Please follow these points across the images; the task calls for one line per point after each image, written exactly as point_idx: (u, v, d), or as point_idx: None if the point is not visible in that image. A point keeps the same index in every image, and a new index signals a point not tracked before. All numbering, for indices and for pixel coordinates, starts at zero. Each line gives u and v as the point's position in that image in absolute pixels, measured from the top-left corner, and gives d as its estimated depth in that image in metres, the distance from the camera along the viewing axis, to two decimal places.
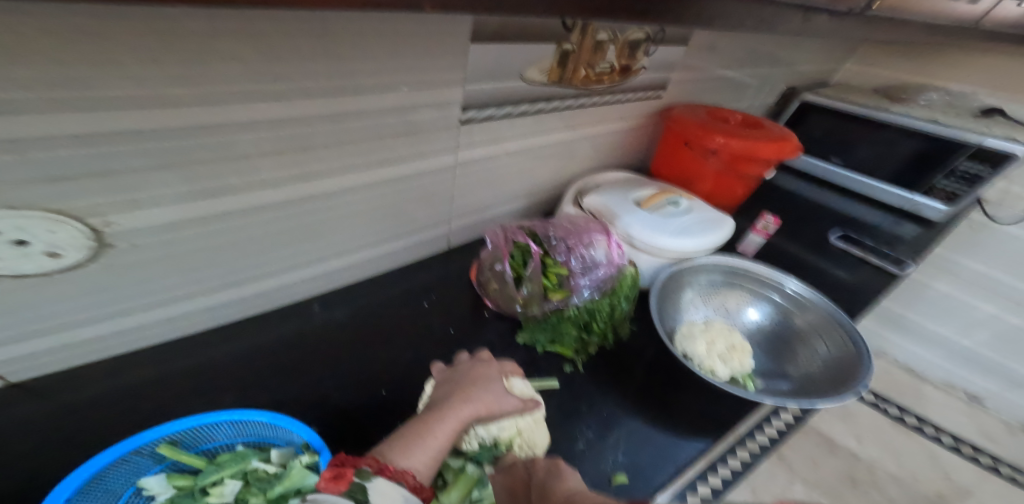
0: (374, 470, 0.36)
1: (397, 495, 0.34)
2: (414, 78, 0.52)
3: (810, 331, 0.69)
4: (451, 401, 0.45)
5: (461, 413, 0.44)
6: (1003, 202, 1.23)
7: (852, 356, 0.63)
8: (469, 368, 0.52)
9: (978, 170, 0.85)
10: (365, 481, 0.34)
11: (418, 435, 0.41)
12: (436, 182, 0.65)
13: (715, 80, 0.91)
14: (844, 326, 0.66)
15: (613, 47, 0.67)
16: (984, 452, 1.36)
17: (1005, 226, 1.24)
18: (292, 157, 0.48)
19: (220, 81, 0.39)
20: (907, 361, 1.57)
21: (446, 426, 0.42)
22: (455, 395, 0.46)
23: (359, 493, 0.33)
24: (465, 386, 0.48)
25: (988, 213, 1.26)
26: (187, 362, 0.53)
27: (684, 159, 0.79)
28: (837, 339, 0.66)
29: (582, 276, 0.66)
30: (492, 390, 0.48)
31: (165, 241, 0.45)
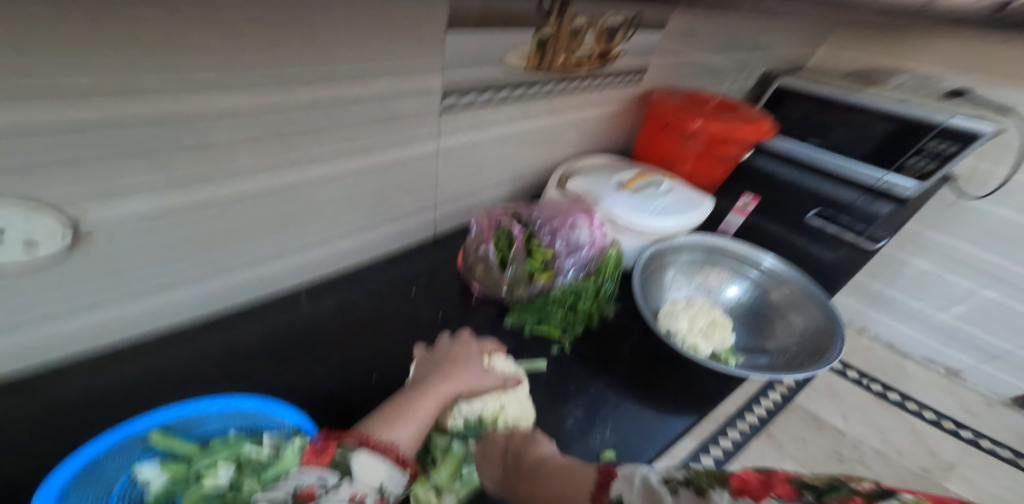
0: (359, 443, 0.37)
1: (381, 469, 0.36)
2: (392, 62, 0.52)
3: (786, 304, 0.71)
4: (432, 380, 0.47)
5: (441, 390, 0.46)
6: (973, 179, 1.27)
7: (826, 327, 0.65)
8: (447, 347, 0.53)
9: (945, 149, 0.87)
10: (348, 452, 0.35)
11: (400, 410, 0.42)
12: (418, 169, 0.65)
13: (694, 65, 0.92)
14: (818, 298, 0.68)
15: (591, 31, 0.67)
16: (965, 426, 1.40)
17: (974, 202, 1.28)
18: (270, 143, 0.48)
19: (194, 68, 0.39)
20: (890, 340, 1.61)
21: (427, 402, 0.44)
22: (435, 373, 0.48)
23: (344, 464, 0.34)
24: (444, 365, 0.49)
25: (958, 189, 1.30)
26: (173, 354, 0.54)
27: (663, 142, 0.80)
28: (812, 312, 0.68)
29: (567, 257, 0.67)
30: (472, 368, 0.50)
31: (145, 233, 0.46)
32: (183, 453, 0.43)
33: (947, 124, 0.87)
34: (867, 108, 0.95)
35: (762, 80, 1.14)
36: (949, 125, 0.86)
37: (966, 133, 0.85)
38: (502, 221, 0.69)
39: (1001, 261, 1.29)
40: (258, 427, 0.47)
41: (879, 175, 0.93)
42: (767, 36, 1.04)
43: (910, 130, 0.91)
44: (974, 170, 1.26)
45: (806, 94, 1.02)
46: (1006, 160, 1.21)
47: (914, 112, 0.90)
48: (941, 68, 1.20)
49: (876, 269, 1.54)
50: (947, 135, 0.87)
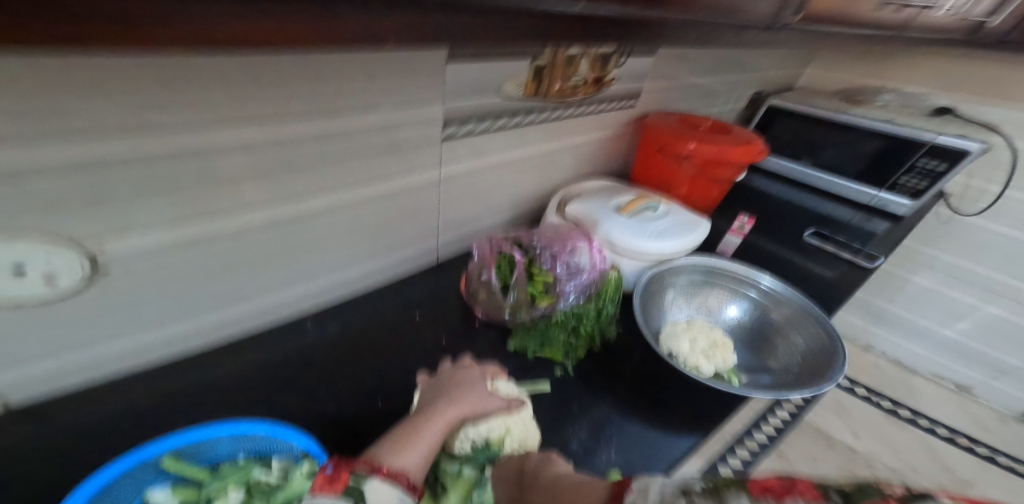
0: (369, 471, 0.37)
1: (390, 496, 0.36)
2: (393, 97, 0.54)
3: (786, 324, 0.72)
4: (438, 405, 0.47)
5: (447, 414, 0.46)
6: (966, 196, 1.28)
7: (826, 346, 0.65)
8: (453, 373, 0.53)
9: (935, 166, 0.89)
10: (360, 482, 0.36)
11: (409, 436, 0.42)
12: (420, 197, 0.67)
13: (686, 90, 0.95)
14: (816, 317, 0.69)
15: (583, 61, 0.70)
16: (980, 442, 1.37)
17: (969, 217, 1.29)
18: (277, 176, 0.50)
19: (207, 108, 0.42)
20: (896, 355, 1.59)
21: (434, 427, 0.44)
22: (442, 398, 0.48)
23: (356, 492, 0.35)
24: (451, 390, 0.49)
25: (952, 206, 1.31)
26: (184, 382, 0.55)
27: (660, 165, 0.82)
28: (813, 330, 0.68)
29: (567, 281, 0.68)
30: (477, 392, 0.50)
31: (159, 265, 0.47)
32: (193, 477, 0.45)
33: (937, 142, 0.88)
34: (857, 128, 0.95)
35: (753, 101, 1.16)
36: (938, 143, 0.87)
37: (955, 150, 0.86)
38: (505, 248, 0.70)
39: (1001, 275, 1.29)
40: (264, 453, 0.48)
41: (873, 193, 0.96)
42: (756, 59, 1.07)
43: (901, 149, 0.92)
44: (966, 188, 1.27)
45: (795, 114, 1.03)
46: (997, 178, 1.22)
47: (900, 131, 0.91)
48: (928, 87, 1.23)
49: (879, 285, 1.53)
50: (938, 154, 0.88)
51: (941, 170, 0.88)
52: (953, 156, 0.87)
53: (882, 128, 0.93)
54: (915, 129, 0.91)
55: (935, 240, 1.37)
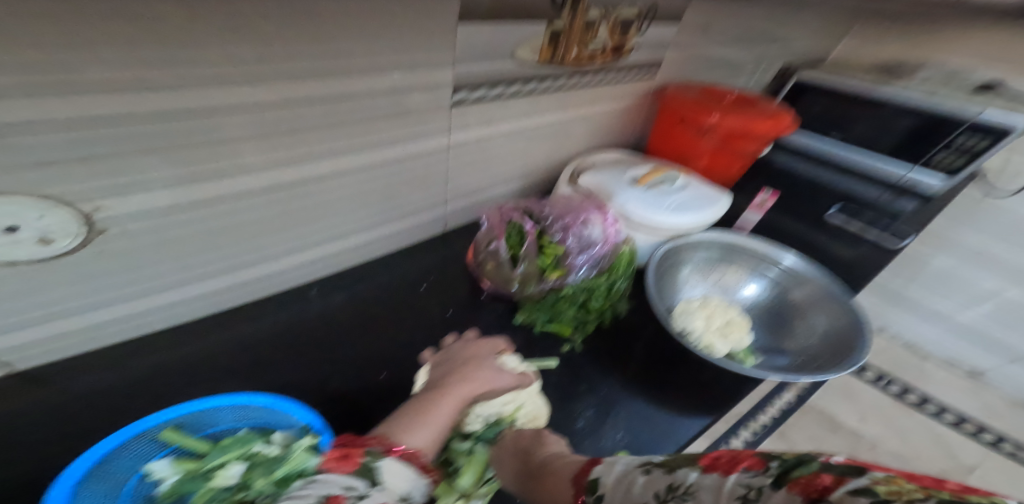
0: (383, 450, 0.36)
1: (406, 475, 0.35)
2: (405, 57, 0.51)
3: (805, 306, 0.69)
4: (449, 382, 0.46)
5: (461, 392, 0.45)
6: (1004, 172, 1.21)
7: (847, 330, 0.62)
8: (461, 349, 0.53)
9: (974, 144, 0.84)
10: (375, 460, 0.34)
11: (422, 412, 0.42)
12: (430, 165, 0.65)
13: (708, 59, 0.90)
14: (839, 301, 0.66)
15: (604, 25, 0.65)
16: (988, 429, 1.36)
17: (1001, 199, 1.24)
18: (280, 138, 0.48)
19: (205, 62, 0.39)
20: (907, 338, 1.57)
21: (446, 404, 0.44)
22: (452, 375, 0.47)
23: (370, 471, 0.33)
24: (461, 368, 0.48)
25: (987, 186, 1.26)
26: (190, 349, 0.54)
27: (678, 137, 0.78)
28: (835, 313, 0.65)
29: (578, 254, 0.65)
30: (489, 368, 0.49)
31: (156, 230, 0.46)
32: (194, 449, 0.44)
33: (977, 118, 0.83)
34: (891, 102, 0.91)
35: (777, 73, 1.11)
36: (977, 120, 0.83)
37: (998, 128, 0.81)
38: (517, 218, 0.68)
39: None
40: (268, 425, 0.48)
41: (904, 171, 0.93)
42: (785, 28, 1.01)
43: (939, 125, 0.87)
44: (1005, 164, 1.20)
45: (827, 88, 0.98)
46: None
47: (938, 106, 0.86)
48: (964, 62, 1.16)
49: (899, 265, 1.49)
50: (980, 131, 0.83)
51: (983, 149, 0.83)
52: (996, 135, 0.81)
53: (911, 102, 0.89)
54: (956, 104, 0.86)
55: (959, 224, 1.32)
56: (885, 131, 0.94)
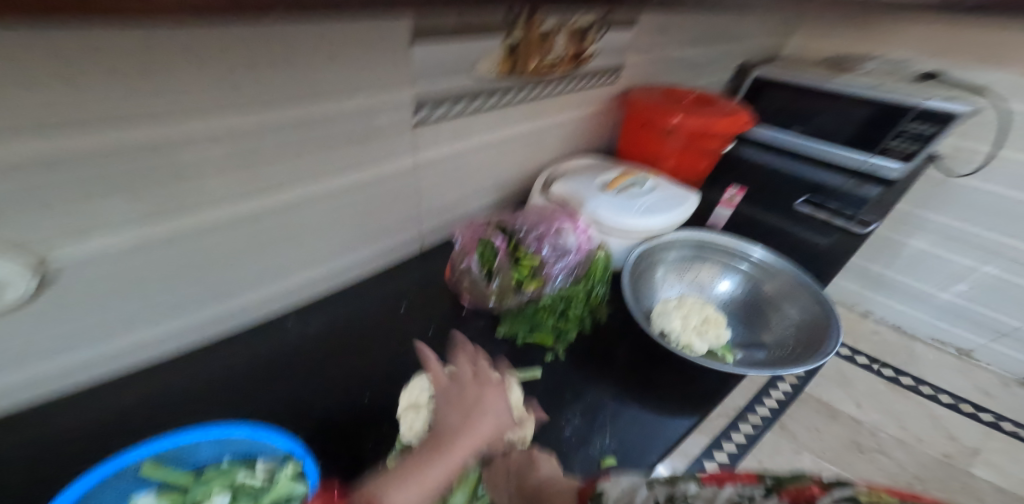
0: None
1: None
2: (365, 82, 0.52)
3: (778, 297, 0.69)
4: (456, 436, 0.42)
5: (464, 447, 0.42)
6: (957, 157, 1.27)
7: (820, 318, 0.63)
8: (463, 390, 0.48)
9: (924, 130, 0.88)
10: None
11: (422, 466, 0.39)
12: (398, 186, 0.65)
13: (669, 62, 0.92)
14: (809, 290, 0.66)
15: (561, 36, 0.66)
16: (984, 408, 1.37)
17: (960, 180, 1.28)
18: (244, 170, 0.48)
19: (150, 100, 0.39)
20: (894, 320, 1.59)
21: (447, 461, 0.40)
22: (458, 427, 0.43)
23: None
24: (466, 417, 0.44)
25: (944, 170, 1.29)
26: (169, 387, 0.53)
27: (644, 141, 0.79)
28: (806, 302, 0.66)
29: (554, 263, 0.67)
30: (495, 419, 0.45)
31: (118, 269, 0.46)
32: (175, 482, 0.46)
33: (925, 105, 0.87)
34: (844, 95, 0.94)
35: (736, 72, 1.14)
36: (926, 107, 0.87)
37: (943, 114, 0.86)
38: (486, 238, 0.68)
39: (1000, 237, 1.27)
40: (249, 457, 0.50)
41: (864, 157, 0.94)
42: (740, 28, 1.04)
43: (891, 113, 0.90)
44: (957, 149, 1.26)
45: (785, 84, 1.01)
46: (987, 138, 1.21)
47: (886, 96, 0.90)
48: (912, 50, 1.22)
49: (875, 252, 1.52)
50: (928, 117, 0.87)
51: (932, 132, 0.87)
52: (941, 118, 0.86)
53: (864, 92, 0.92)
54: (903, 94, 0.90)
55: (928, 204, 1.35)
56: (840, 120, 0.96)
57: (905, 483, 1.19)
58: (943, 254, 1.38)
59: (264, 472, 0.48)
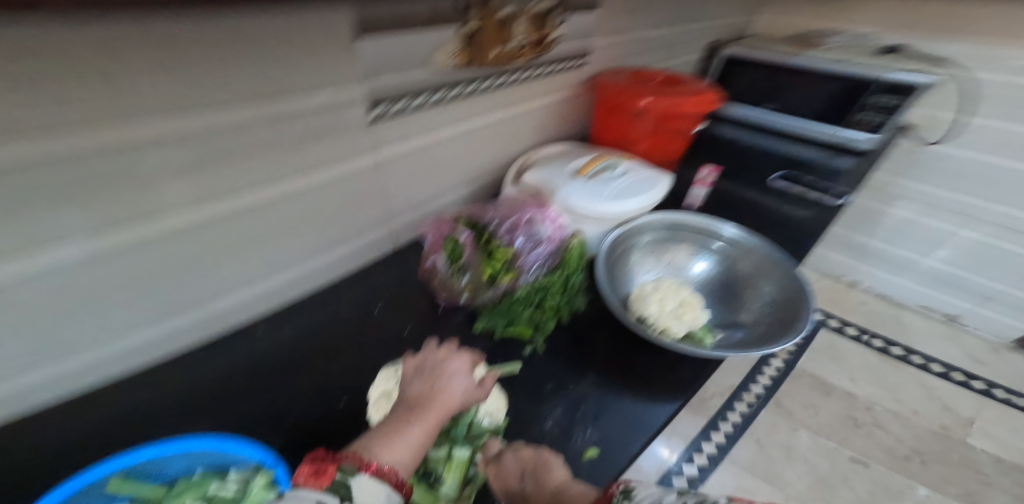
0: (359, 466, 0.36)
1: (379, 493, 0.36)
2: (313, 76, 0.50)
3: (752, 275, 0.69)
4: (429, 401, 0.44)
5: (438, 413, 0.43)
6: (928, 126, 1.29)
7: (794, 295, 0.62)
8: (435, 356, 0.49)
9: (891, 102, 0.88)
10: (348, 477, 0.35)
11: (398, 431, 0.41)
12: (364, 185, 0.64)
13: (639, 43, 0.90)
14: (783, 267, 0.65)
15: (522, 20, 0.64)
16: (977, 376, 1.37)
17: (933, 146, 1.30)
18: (193, 176, 0.47)
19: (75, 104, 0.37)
20: (881, 289, 1.60)
21: (422, 425, 0.42)
22: (430, 392, 0.45)
23: (343, 488, 0.34)
24: (436, 382, 0.46)
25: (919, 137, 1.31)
26: (137, 401, 0.52)
27: (616, 124, 0.78)
28: (780, 278, 0.65)
29: (528, 255, 0.65)
30: (465, 382, 0.47)
31: (67, 285, 0.44)
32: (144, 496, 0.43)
33: (890, 79, 0.87)
34: (811, 70, 0.95)
35: (708, 49, 1.13)
36: (891, 80, 0.87)
37: (906, 85, 0.86)
38: (453, 232, 0.66)
39: (972, 200, 1.29)
40: (224, 464, 0.47)
41: (835, 130, 0.93)
42: (709, 6, 1.03)
43: (858, 88, 0.91)
44: (927, 119, 1.28)
45: (753, 63, 1.02)
46: (948, 106, 1.24)
47: (852, 69, 0.91)
48: (875, 25, 1.23)
49: (861, 222, 1.52)
50: (893, 89, 0.87)
51: (898, 105, 0.87)
52: (906, 90, 0.86)
53: (827, 69, 0.93)
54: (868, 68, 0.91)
55: (906, 174, 1.37)
56: (810, 97, 0.96)
57: (903, 455, 1.19)
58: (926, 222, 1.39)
59: (240, 478, 0.44)
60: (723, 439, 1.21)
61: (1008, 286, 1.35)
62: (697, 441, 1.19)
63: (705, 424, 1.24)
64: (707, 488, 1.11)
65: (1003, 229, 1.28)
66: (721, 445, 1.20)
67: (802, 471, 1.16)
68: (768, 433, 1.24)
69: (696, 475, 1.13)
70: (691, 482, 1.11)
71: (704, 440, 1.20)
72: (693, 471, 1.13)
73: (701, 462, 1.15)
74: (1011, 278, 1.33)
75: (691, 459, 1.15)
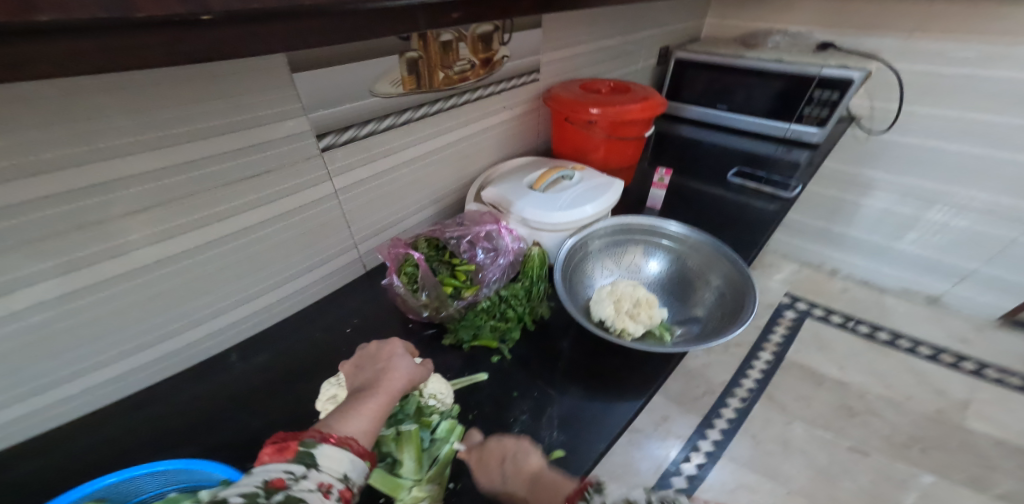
0: (321, 438, 0.38)
1: (343, 457, 0.37)
2: (262, 111, 0.53)
3: (701, 270, 0.71)
4: (384, 378, 0.47)
5: (395, 386, 0.46)
6: (875, 116, 1.31)
7: (739, 285, 0.65)
8: (377, 349, 0.52)
9: (829, 96, 0.94)
10: (312, 447, 0.37)
11: (353, 408, 0.43)
12: (326, 211, 0.66)
13: (589, 55, 0.94)
14: (728, 258, 0.68)
15: (464, 44, 0.68)
16: (965, 358, 1.38)
17: (882, 135, 1.32)
18: (153, 213, 0.50)
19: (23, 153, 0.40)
20: (861, 276, 1.63)
21: (380, 397, 0.45)
22: (383, 373, 0.48)
23: (307, 457, 0.36)
24: (386, 365, 0.49)
25: (865, 128, 1.34)
26: (111, 435, 0.54)
27: (571, 135, 0.80)
28: (726, 270, 0.68)
29: (489, 268, 0.68)
30: (412, 359, 0.50)
31: (29, 327, 0.47)
32: None
33: (825, 75, 0.93)
34: (755, 70, 1.00)
35: (661, 56, 1.17)
36: (826, 76, 0.93)
37: (841, 80, 0.92)
38: (407, 252, 0.66)
39: (938, 184, 1.31)
40: (196, 484, 0.47)
41: (786, 126, 1.02)
42: (658, 15, 1.07)
43: (799, 85, 0.96)
44: (872, 110, 1.31)
45: (702, 65, 1.07)
46: (894, 97, 1.25)
47: (790, 68, 0.96)
48: (808, 25, 1.29)
49: (832, 213, 1.55)
50: (829, 84, 0.93)
51: (835, 99, 0.93)
52: (841, 84, 0.92)
53: (768, 67, 0.98)
54: (806, 64, 0.96)
55: (869, 164, 1.39)
56: (759, 95, 1.03)
57: (901, 442, 1.19)
58: (894, 208, 1.42)
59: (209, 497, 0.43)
60: (719, 438, 1.20)
61: (980, 264, 1.39)
62: (692, 440, 1.19)
63: (698, 423, 1.23)
64: (707, 486, 1.10)
65: (960, 209, 1.31)
66: (716, 442, 1.19)
67: (802, 463, 1.15)
68: (764, 428, 1.23)
69: (695, 473, 1.13)
70: (691, 480, 1.11)
71: (699, 439, 1.19)
72: (691, 471, 1.13)
73: (698, 461, 1.15)
74: (981, 255, 1.36)
75: (688, 458, 1.16)
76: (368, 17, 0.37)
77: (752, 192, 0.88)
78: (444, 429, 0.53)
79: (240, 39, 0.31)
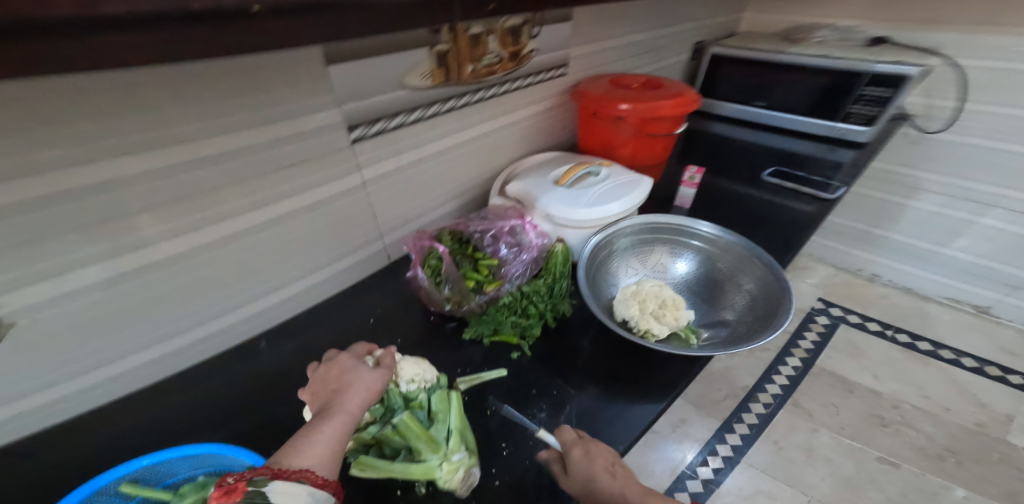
0: (270, 476, 0.37)
1: (300, 493, 0.37)
2: (297, 103, 0.54)
3: (732, 272, 0.70)
4: (335, 401, 0.45)
5: (349, 406, 0.44)
6: (930, 115, 1.25)
7: (772, 289, 0.63)
8: (324, 372, 0.49)
9: (881, 94, 0.89)
10: (261, 486, 0.35)
11: (305, 437, 0.41)
12: (354, 203, 0.67)
13: (619, 49, 0.92)
14: (761, 261, 0.66)
15: (493, 37, 0.68)
16: (1012, 370, 1.31)
17: (938, 135, 1.26)
18: (188, 203, 0.51)
19: (66, 146, 0.42)
20: (903, 282, 1.57)
21: (335, 422, 0.43)
22: (336, 394, 0.46)
23: (258, 496, 0.35)
24: (339, 384, 0.47)
25: (918, 126, 1.28)
26: (145, 417, 0.56)
27: (598, 131, 0.79)
28: (759, 274, 0.66)
29: (512, 263, 0.68)
30: (364, 372, 0.48)
31: (69, 312, 0.49)
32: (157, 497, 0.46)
33: (877, 71, 0.88)
34: (798, 66, 0.96)
35: (694, 51, 1.15)
36: (878, 72, 0.88)
37: (895, 76, 0.87)
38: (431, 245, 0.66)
39: (994, 187, 1.24)
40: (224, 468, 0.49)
41: (830, 125, 0.98)
42: (692, 8, 1.04)
43: (847, 82, 0.92)
44: (927, 108, 1.24)
45: (739, 60, 1.04)
46: (950, 93, 1.19)
47: (838, 65, 0.92)
48: (860, 19, 1.23)
49: (874, 216, 1.49)
50: (879, 81, 0.89)
51: (887, 96, 0.89)
52: (894, 81, 0.87)
53: (814, 63, 0.94)
54: (855, 60, 0.91)
55: (917, 164, 1.33)
56: (800, 91, 1.00)
57: (935, 455, 1.14)
58: (942, 212, 1.35)
59: None
60: (739, 444, 1.17)
61: None
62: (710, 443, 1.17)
63: (718, 427, 1.21)
64: (724, 492, 1.08)
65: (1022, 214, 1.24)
66: (734, 447, 1.17)
67: (826, 472, 1.11)
68: (788, 435, 1.19)
69: (712, 478, 1.10)
70: (707, 484, 1.09)
71: (717, 444, 1.17)
72: (707, 474, 1.11)
73: (716, 464, 1.13)
74: None
75: (705, 461, 1.13)
76: (408, 9, 0.37)
77: (789, 191, 0.85)
78: (439, 402, 0.53)
79: (288, 31, 0.31)
